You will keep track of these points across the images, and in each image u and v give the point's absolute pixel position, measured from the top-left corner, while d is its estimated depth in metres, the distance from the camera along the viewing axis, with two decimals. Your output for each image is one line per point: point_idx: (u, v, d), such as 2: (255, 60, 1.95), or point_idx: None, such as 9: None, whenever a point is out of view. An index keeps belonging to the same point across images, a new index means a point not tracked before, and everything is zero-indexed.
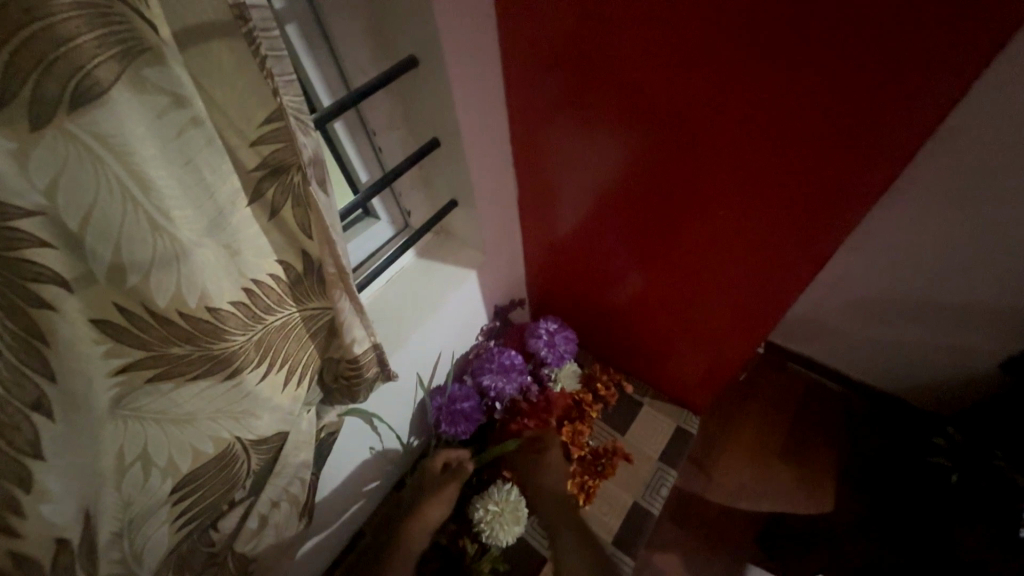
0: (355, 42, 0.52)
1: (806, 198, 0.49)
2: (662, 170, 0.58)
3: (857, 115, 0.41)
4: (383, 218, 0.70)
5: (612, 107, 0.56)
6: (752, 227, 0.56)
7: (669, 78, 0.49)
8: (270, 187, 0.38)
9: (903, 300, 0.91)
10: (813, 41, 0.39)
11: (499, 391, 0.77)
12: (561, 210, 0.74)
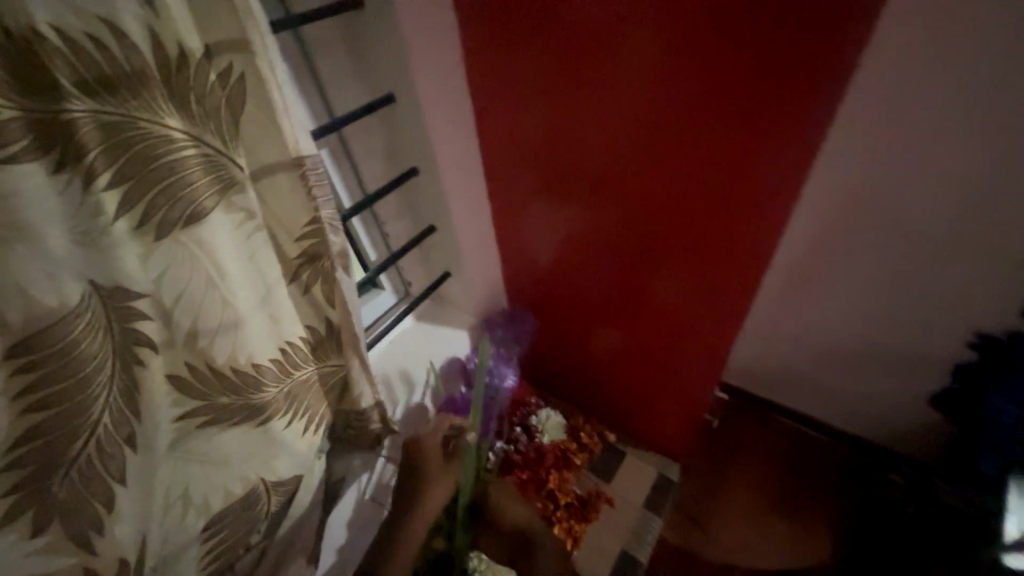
0: (370, 157, 0.68)
1: (735, 258, 0.61)
2: (621, 238, 0.70)
3: (756, 198, 0.54)
4: (387, 288, 0.81)
5: (575, 192, 0.69)
6: (703, 275, 0.66)
7: (616, 170, 0.62)
8: (306, 270, 0.50)
9: (861, 350, 1.00)
10: (714, 147, 0.53)
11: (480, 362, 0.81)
12: (540, 274, 0.85)
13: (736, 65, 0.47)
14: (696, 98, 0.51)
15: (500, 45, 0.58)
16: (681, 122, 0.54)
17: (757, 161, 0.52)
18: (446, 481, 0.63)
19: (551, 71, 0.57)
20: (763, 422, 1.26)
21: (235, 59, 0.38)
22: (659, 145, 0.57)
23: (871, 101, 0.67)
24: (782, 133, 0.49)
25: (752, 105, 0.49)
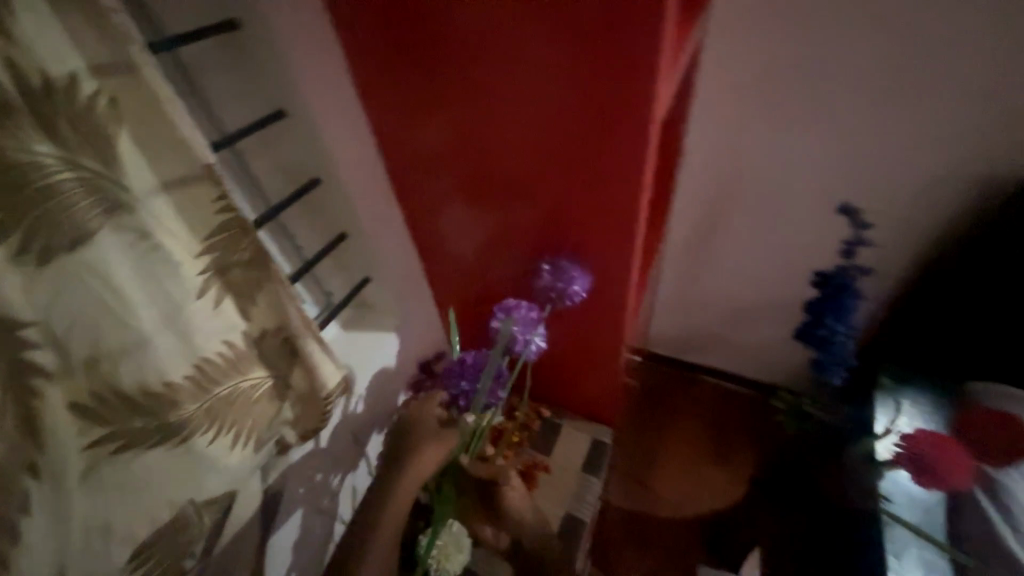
0: (271, 172, 0.70)
1: (613, 229, 0.70)
2: (518, 228, 0.76)
3: (615, 174, 0.63)
4: (306, 300, 0.81)
5: (468, 192, 0.74)
6: (592, 250, 0.74)
7: (498, 167, 0.69)
8: (213, 284, 0.49)
9: (748, 300, 1.22)
10: (571, 137, 0.61)
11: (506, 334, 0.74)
12: (461, 272, 0.90)
13: (581, 52, 0.53)
14: (557, 86, 0.57)
15: (374, 55, 0.61)
16: (550, 109, 0.59)
17: (607, 143, 0.60)
18: (438, 453, 0.70)
19: (426, 73, 0.61)
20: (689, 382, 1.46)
21: (108, 84, 0.39)
22: (536, 132, 0.62)
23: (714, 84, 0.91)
24: (631, 105, 0.56)
25: (602, 87, 0.55)
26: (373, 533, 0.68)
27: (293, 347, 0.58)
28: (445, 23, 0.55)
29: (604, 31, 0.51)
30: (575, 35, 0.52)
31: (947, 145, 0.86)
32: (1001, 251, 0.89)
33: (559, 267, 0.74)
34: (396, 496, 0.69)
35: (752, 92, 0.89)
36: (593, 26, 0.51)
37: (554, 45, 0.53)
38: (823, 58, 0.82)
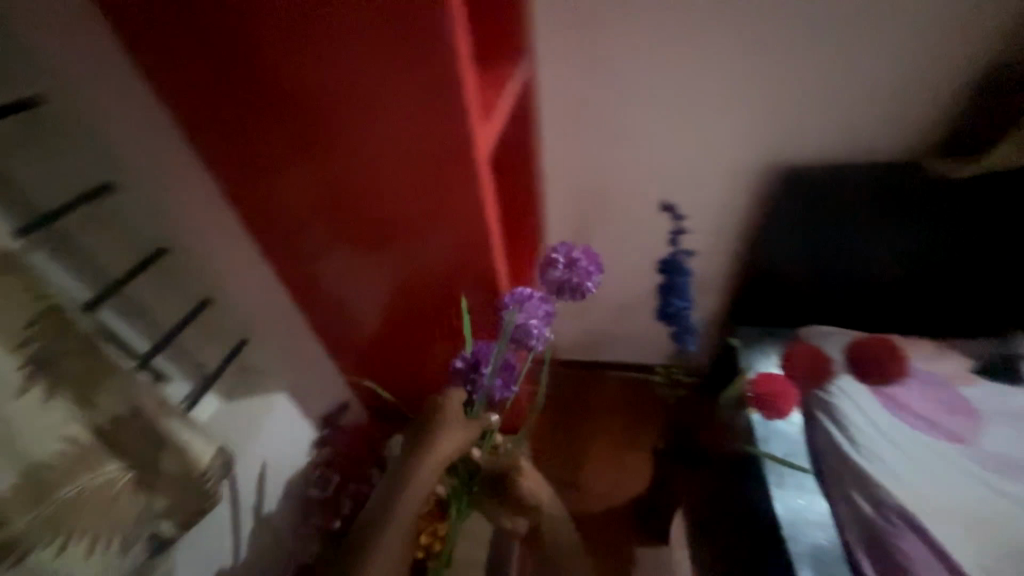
0: (106, 245, 0.65)
1: (468, 242, 0.70)
2: (384, 258, 0.75)
3: (451, 188, 0.64)
4: (175, 376, 0.75)
5: (325, 228, 0.73)
6: (458, 266, 0.74)
7: (344, 199, 0.68)
8: (39, 379, 0.45)
9: (623, 294, 1.40)
10: (399, 159, 0.62)
11: (523, 331, 0.65)
12: (343, 316, 0.86)
13: (396, 111, 0.57)
14: (385, 141, 0.60)
15: (208, 119, 0.62)
16: (385, 162, 0.62)
17: (433, 160, 0.61)
18: (462, 441, 0.65)
19: (261, 134, 0.63)
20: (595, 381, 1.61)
21: None
22: (378, 184, 0.65)
23: (550, 112, 1.10)
24: (455, 154, 0.60)
25: (424, 139, 0.59)
26: (382, 534, 0.59)
27: (153, 430, 0.53)
28: (266, 87, 0.58)
29: (411, 91, 0.55)
30: (387, 95, 0.56)
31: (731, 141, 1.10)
32: (786, 221, 1.15)
33: (574, 261, 0.68)
34: (411, 490, 0.61)
35: (581, 111, 1.09)
36: (400, 88, 0.55)
37: (371, 105, 0.57)
38: (618, 78, 1.04)
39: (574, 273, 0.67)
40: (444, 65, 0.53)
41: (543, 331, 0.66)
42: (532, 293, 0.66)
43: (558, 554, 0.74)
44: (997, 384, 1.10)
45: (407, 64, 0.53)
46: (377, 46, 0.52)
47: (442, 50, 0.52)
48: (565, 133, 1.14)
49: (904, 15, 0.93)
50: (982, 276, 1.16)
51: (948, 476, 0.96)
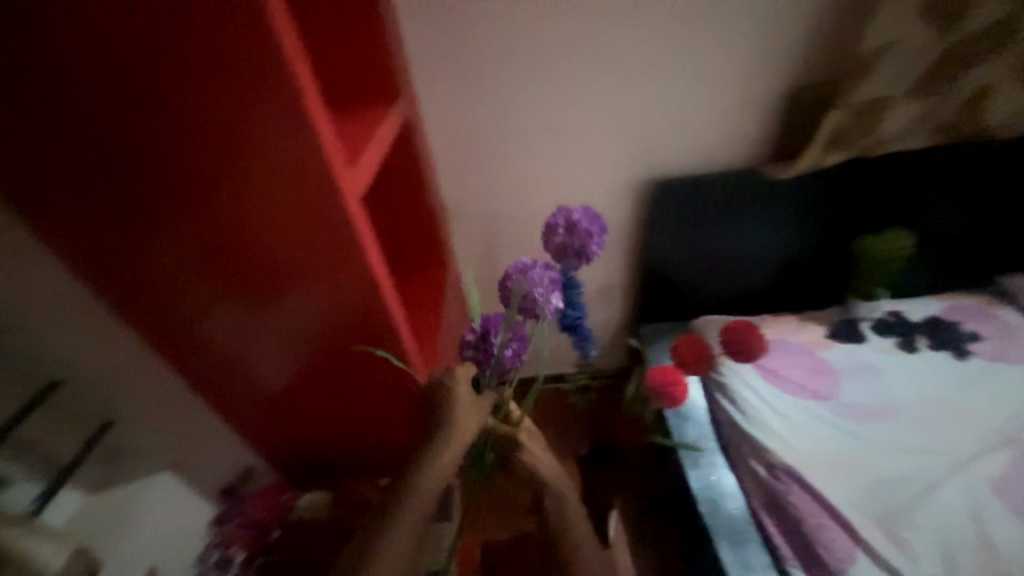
0: None
1: (342, 271, 0.63)
2: (253, 301, 0.66)
3: (308, 212, 0.57)
4: (23, 473, 0.65)
5: (178, 276, 0.63)
6: (338, 301, 0.66)
7: (192, 240, 0.59)
8: None
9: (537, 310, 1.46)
10: (242, 187, 0.55)
11: (529, 298, 0.66)
12: (222, 376, 0.76)
13: (251, 169, 0.54)
14: (243, 201, 0.56)
15: (26, 178, 0.55)
16: (247, 223, 0.58)
17: (280, 183, 0.55)
18: (482, 411, 0.66)
19: (100, 204, 0.57)
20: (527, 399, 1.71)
21: None
22: (246, 246, 0.60)
23: (436, 141, 1.13)
24: (324, 211, 0.57)
25: (286, 197, 0.56)
26: (410, 508, 0.57)
27: None
28: (78, 127, 0.51)
29: (262, 148, 0.52)
30: (235, 154, 0.53)
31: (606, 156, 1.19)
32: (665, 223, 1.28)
33: (580, 227, 0.68)
34: (440, 460, 0.60)
35: (464, 135, 1.13)
36: (249, 145, 0.52)
37: (219, 165, 0.53)
38: (492, 103, 1.09)
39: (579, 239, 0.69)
40: (294, 121, 0.51)
41: (549, 298, 0.67)
42: (535, 263, 0.66)
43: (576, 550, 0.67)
44: (848, 344, 1.30)
45: (247, 122, 0.50)
46: (215, 104, 0.49)
47: (287, 107, 0.50)
48: (453, 160, 1.17)
49: (733, 42, 1.05)
50: (821, 257, 1.37)
51: (820, 432, 1.11)
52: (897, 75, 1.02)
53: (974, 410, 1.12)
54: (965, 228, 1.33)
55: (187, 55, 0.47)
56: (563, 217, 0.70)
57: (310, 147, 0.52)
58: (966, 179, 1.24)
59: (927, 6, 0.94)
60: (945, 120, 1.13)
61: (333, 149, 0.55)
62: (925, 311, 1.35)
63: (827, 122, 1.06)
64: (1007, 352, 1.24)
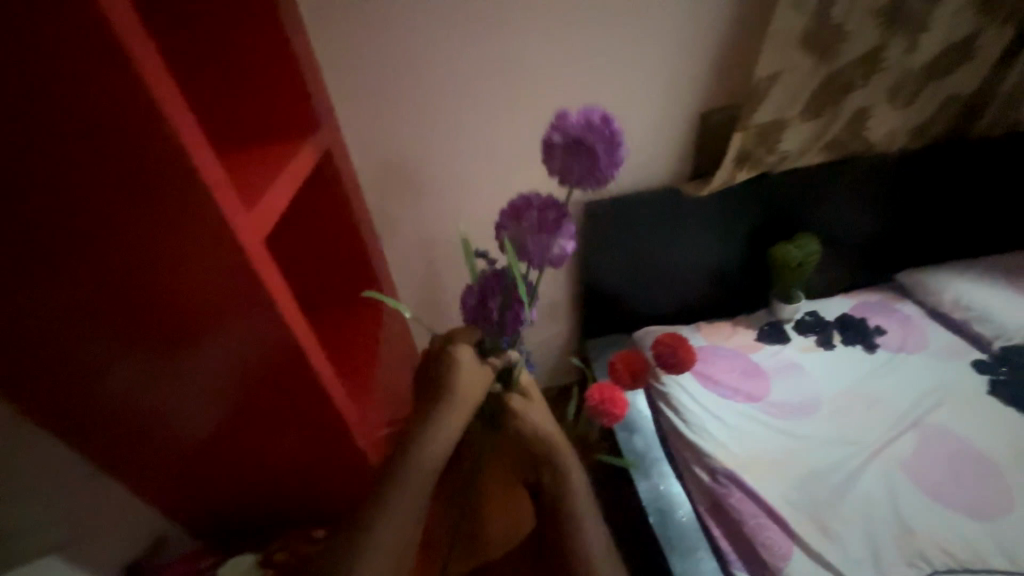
0: None
1: (245, 318, 0.58)
2: (144, 354, 0.58)
3: (199, 261, 0.52)
4: None
5: (35, 338, 0.53)
6: (247, 348, 0.61)
7: (54, 299, 0.51)
8: None
9: None
10: (112, 239, 0.48)
11: (529, 248, 0.59)
12: (115, 441, 0.67)
13: (125, 227, 0.47)
14: (118, 260, 0.50)
15: None
16: (127, 284, 0.51)
17: (164, 232, 0.49)
18: (483, 380, 0.65)
19: None
20: None
21: None
22: (130, 309, 0.53)
23: (363, 170, 1.11)
24: (223, 264, 0.52)
25: (174, 252, 0.51)
26: (406, 478, 0.57)
27: None
28: None
29: (137, 203, 0.46)
30: (101, 211, 0.46)
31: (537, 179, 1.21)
32: (598, 244, 1.33)
33: (582, 143, 0.53)
34: (438, 431, 0.60)
35: (393, 163, 1.12)
36: (120, 201, 0.46)
37: (78, 225, 0.46)
38: (418, 132, 1.09)
39: (584, 161, 0.53)
40: (176, 174, 0.45)
41: (552, 248, 0.58)
42: (534, 201, 0.58)
43: (581, 528, 0.62)
44: (774, 345, 1.39)
45: (114, 176, 0.44)
46: (66, 149, 0.42)
47: (164, 160, 0.44)
48: (383, 188, 1.15)
49: (647, 70, 1.10)
50: (745, 266, 1.47)
51: (754, 432, 1.16)
52: (788, 100, 1.13)
53: (883, 398, 1.22)
54: (864, 232, 1.47)
55: (25, 106, 0.40)
56: (563, 129, 0.54)
57: (197, 201, 0.47)
58: (858, 189, 1.38)
59: (808, 39, 1.05)
60: (835, 137, 1.26)
61: (228, 200, 0.50)
62: (838, 309, 1.48)
63: (732, 142, 1.16)
64: (907, 342, 1.37)
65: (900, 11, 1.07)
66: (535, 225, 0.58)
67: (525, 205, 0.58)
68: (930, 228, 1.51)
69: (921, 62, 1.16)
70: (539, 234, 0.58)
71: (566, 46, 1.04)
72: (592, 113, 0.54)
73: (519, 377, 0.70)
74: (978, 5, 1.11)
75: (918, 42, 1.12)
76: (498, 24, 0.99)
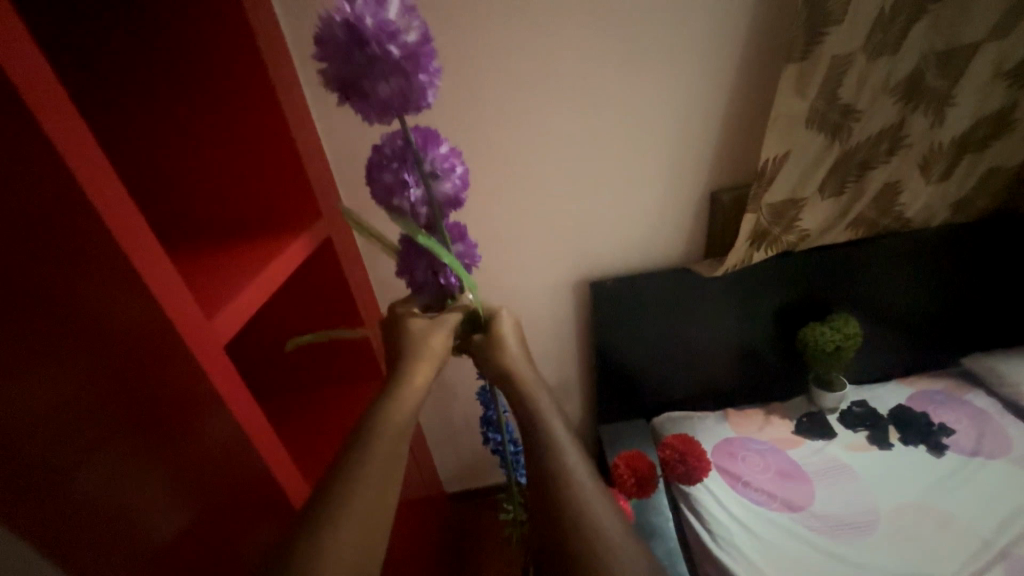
0: None
1: (183, 405, 0.52)
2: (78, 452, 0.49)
3: (144, 373, 0.49)
4: None
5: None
6: (190, 438, 0.54)
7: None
8: None
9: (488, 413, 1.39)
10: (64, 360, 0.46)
11: (404, 208, 0.50)
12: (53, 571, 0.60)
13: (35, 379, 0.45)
14: (65, 387, 0.47)
15: None
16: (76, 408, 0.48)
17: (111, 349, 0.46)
18: (448, 331, 0.59)
19: None
20: (490, 508, 1.60)
21: None
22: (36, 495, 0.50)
23: (370, 256, 1.15)
24: (169, 377, 0.50)
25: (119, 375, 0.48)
26: (369, 451, 0.48)
27: None
28: None
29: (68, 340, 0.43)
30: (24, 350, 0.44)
31: (543, 261, 1.20)
32: (608, 329, 1.26)
33: (351, 78, 0.41)
34: (405, 388, 0.53)
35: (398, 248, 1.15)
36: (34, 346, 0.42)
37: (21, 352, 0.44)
38: None
39: (369, 98, 0.42)
40: (124, 302, 0.45)
41: (420, 190, 0.50)
42: (380, 160, 0.49)
43: (587, 519, 0.47)
44: (816, 441, 1.21)
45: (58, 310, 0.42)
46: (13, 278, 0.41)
47: (118, 286, 0.44)
48: (389, 273, 1.18)
49: (650, 154, 1.10)
50: (778, 347, 1.34)
51: (796, 554, 0.98)
52: (801, 178, 1.08)
53: (957, 517, 1.02)
54: (914, 307, 1.32)
55: None
56: (324, 69, 0.42)
57: (149, 321, 0.47)
58: (899, 261, 1.25)
59: (817, 119, 1.01)
60: (863, 213, 1.17)
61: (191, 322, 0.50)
62: (892, 400, 1.29)
63: (745, 222, 1.10)
64: (984, 444, 1.15)
65: (918, 88, 1.02)
66: (386, 190, 0.49)
67: (369, 162, 0.49)
68: (995, 305, 1.34)
69: (953, 135, 1.08)
70: (400, 194, 0.49)
71: (566, 136, 1.05)
72: (333, 28, 0.39)
73: (493, 318, 0.62)
74: (1011, 78, 1.04)
75: (945, 116, 1.05)
76: (496, 123, 1.02)
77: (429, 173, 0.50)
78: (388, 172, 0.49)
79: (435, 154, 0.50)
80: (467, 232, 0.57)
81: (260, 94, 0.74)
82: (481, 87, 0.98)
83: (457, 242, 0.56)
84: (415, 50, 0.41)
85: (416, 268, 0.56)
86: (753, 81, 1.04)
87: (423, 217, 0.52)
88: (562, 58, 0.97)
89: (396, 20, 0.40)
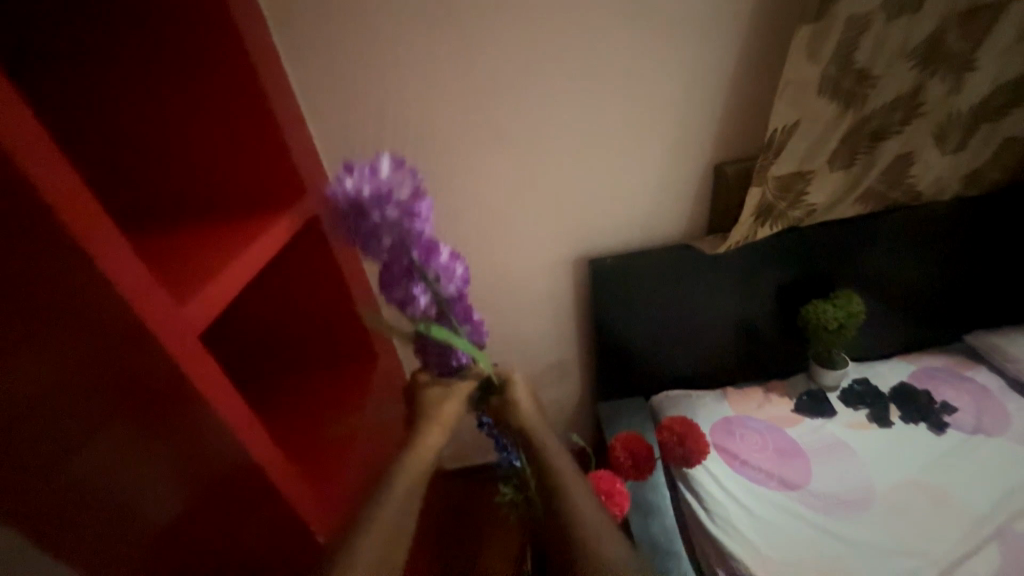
0: None
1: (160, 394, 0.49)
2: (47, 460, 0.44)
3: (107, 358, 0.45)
4: None
5: None
6: (172, 431, 0.51)
7: None
8: None
9: None
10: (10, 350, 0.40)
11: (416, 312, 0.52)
12: None
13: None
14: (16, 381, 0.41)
15: None
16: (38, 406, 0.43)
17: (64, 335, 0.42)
18: (461, 401, 0.58)
19: None
20: (488, 482, 1.62)
21: None
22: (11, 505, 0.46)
23: None
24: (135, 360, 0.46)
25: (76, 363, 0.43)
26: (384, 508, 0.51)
27: None
28: None
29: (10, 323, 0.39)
30: None
31: (540, 239, 1.17)
32: (606, 308, 1.23)
33: (358, 236, 0.47)
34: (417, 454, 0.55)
35: None
36: None
37: None
38: None
39: (375, 244, 0.46)
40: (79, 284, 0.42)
41: (426, 297, 0.51)
42: (389, 277, 0.50)
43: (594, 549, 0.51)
44: (815, 419, 1.20)
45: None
46: None
47: (65, 262, 0.40)
48: None
49: (651, 120, 1.03)
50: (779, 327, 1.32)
51: (792, 532, 0.99)
52: (808, 151, 1.03)
53: (955, 494, 1.02)
54: (918, 284, 1.29)
55: None
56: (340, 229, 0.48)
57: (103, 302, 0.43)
58: (905, 239, 1.21)
59: (830, 85, 0.95)
60: (873, 187, 1.13)
61: (154, 303, 0.46)
62: (892, 377, 1.28)
63: (750, 196, 1.06)
64: (984, 421, 1.15)
65: (938, 51, 0.95)
66: (398, 302, 0.52)
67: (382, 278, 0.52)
68: (999, 282, 1.31)
69: (970, 104, 1.03)
70: (410, 302, 0.51)
71: (562, 105, 0.99)
72: (338, 203, 0.46)
73: (508, 380, 0.59)
74: None
75: (963, 83, 1.00)
76: (488, 88, 0.95)
77: (433, 279, 0.51)
78: (397, 287, 0.50)
79: (436, 260, 0.50)
80: (474, 311, 0.56)
81: (226, 52, 0.68)
82: (471, 47, 0.90)
83: (464, 323, 0.55)
84: (407, 203, 0.46)
85: (430, 356, 0.56)
86: (763, 40, 0.97)
87: (432, 315, 0.53)
88: (558, 18, 0.89)
89: (389, 180, 0.45)
